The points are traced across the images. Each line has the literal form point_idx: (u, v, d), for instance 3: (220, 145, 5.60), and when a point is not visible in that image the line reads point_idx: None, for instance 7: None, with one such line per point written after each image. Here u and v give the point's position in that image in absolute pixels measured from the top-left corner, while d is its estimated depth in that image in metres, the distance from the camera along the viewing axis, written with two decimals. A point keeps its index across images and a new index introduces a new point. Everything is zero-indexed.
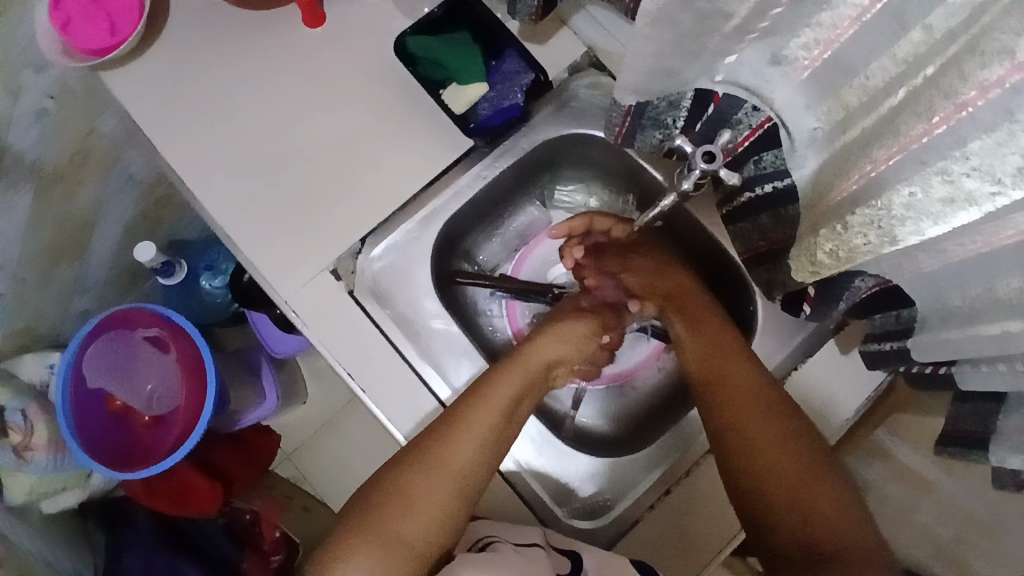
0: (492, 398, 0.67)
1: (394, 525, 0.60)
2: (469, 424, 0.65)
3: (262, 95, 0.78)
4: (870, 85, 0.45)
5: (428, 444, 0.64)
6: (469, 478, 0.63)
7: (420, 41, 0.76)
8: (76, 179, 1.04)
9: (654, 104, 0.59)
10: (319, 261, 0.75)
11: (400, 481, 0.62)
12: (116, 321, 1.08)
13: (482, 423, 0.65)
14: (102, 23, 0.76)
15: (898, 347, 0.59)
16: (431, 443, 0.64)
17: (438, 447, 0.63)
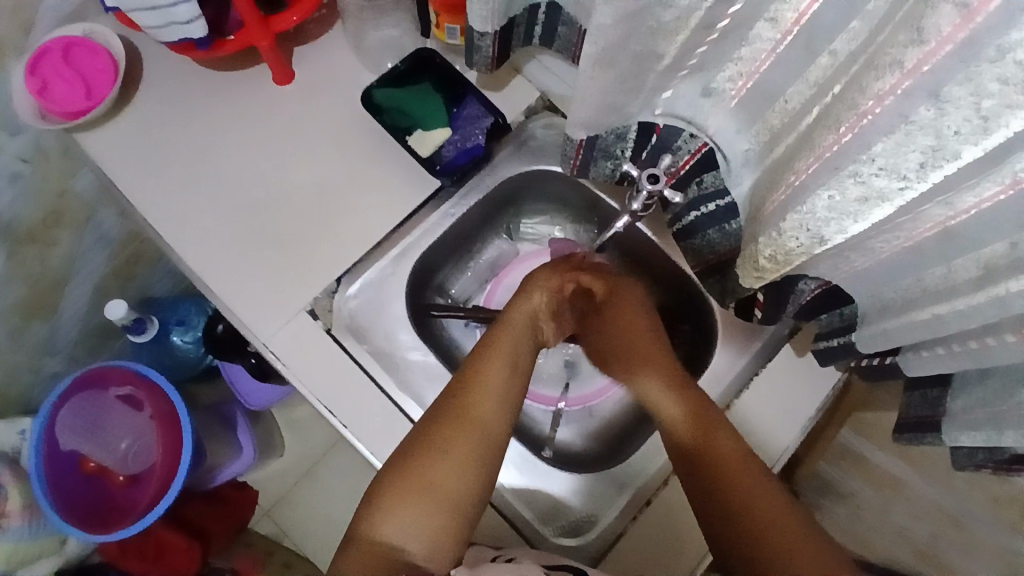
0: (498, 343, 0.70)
1: (434, 468, 0.61)
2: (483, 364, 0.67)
3: (236, 150, 0.82)
4: (789, 108, 0.52)
5: (453, 386, 0.67)
6: (493, 427, 0.64)
7: (386, 91, 0.81)
8: (48, 239, 1.06)
9: (604, 138, 0.64)
10: (296, 302, 0.77)
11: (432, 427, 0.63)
12: (88, 381, 1.08)
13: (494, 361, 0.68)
14: (79, 86, 0.80)
15: (843, 342, 0.65)
16: (451, 390, 0.66)
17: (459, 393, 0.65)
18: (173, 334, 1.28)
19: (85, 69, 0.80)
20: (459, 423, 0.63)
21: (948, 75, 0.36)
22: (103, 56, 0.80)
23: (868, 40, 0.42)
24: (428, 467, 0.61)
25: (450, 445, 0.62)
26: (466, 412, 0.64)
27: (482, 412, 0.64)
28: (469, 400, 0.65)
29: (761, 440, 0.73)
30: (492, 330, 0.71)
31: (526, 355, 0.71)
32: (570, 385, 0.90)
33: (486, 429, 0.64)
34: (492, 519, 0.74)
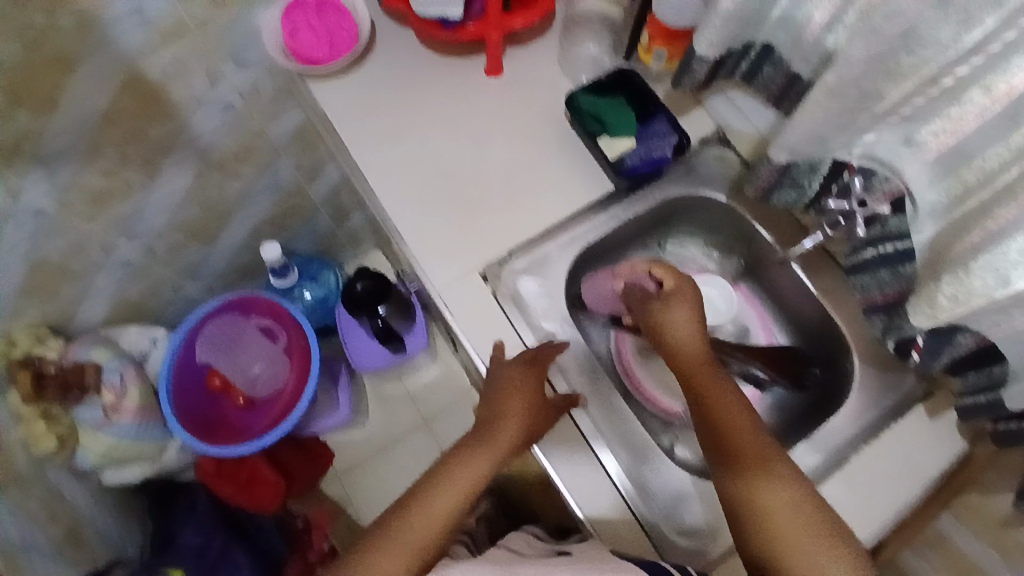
0: (454, 465, 0.71)
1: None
2: (428, 488, 0.70)
3: (442, 122, 0.93)
4: (987, 166, 0.57)
5: (386, 521, 0.68)
6: (426, 533, 0.66)
7: (587, 98, 0.89)
8: (231, 171, 1.18)
9: (798, 165, 0.71)
10: (471, 262, 0.86)
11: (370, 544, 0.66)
12: (234, 305, 1.18)
13: (442, 486, 0.70)
14: (322, 38, 0.91)
15: (992, 398, 0.68)
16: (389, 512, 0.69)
17: (401, 514, 0.68)
18: (303, 289, 1.39)
19: (330, 25, 0.92)
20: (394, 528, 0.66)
21: None
22: (348, 19, 0.92)
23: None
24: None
25: (382, 550, 0.65)
26: (395, 529, 0.66)
27: (396, 555, 0.65)
28: (407, 516, 0.67)
29: (880, 488, 0.75)
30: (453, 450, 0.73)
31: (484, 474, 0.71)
32: None
33: (418, 540, 0.66)
34: (607, 494, 0.78)
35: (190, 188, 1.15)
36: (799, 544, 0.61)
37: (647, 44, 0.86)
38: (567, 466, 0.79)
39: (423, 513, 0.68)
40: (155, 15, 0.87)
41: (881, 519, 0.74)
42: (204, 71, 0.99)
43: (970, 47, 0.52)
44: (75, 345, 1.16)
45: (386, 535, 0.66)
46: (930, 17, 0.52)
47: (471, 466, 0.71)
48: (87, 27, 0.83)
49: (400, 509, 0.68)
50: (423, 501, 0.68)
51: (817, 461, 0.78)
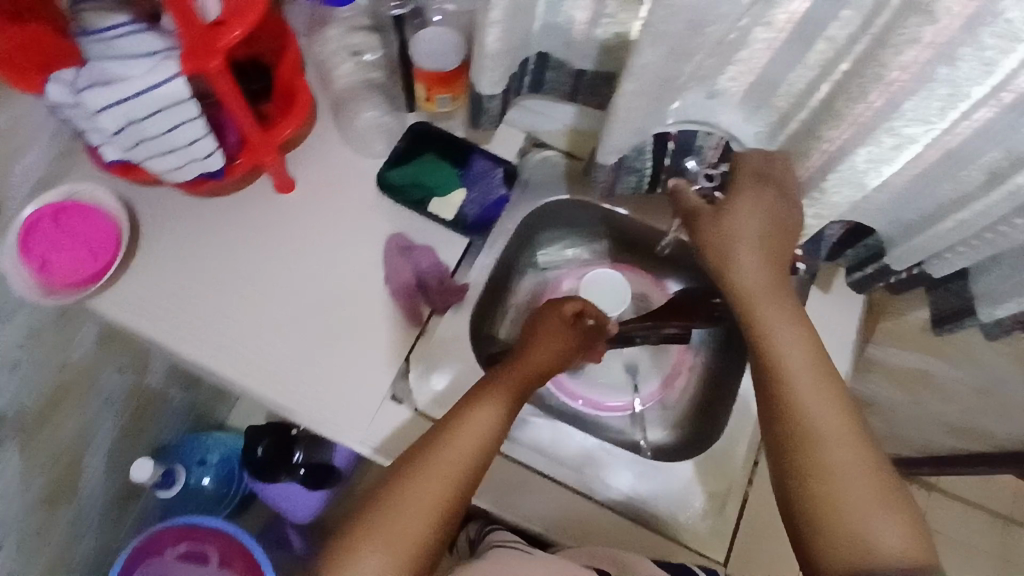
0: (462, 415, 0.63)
1: (380, 528, 0.56)
2: (436, 455, 0.60)
3: (264, 266, 0.83)
4: (795, 89, 0.61)
5: (402, 473, 0.59)
6: (442, 503, 0.58)
7: (400, 171, 0.85)
8: (57, 420, 0.98)
9: (629, 156, 0.71)
10: (376, 395, 0.79)
11: (382, 503, 0.57)
12: (142, 552, 1.02)
13: (450, 453, 0.60)
14: (84, 252, 0.77)
15: (876, 268, 0.75)
16: (398, 470, 0.60)
17: (409, 476, 0.59)
18: (200, 477, 1.23)
19: (85, 233, 0.78)
20: (409, 489, 0.58)
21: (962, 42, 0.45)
22: (95, 214, 0.79)
23: (864, 23, 0.52)
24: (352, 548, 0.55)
25: (400, 499, 0.57)
26: (410, 494, 0.57)
27: (410, 523, 0.56)
28: (418, 476, 0.58)
29: None
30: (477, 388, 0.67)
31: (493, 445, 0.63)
32: (638, 386, 0.92)
33: (433, 511, 0.57)
34: (603, 517, 0.77)
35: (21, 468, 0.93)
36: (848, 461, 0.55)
37: (426, 96, 0.80)
38: (560, 516, 0.77)
39: (433, 483, 0.58)
40: None
41: None
42: None
43: (753, 1, 0.52)
44: None
45: (398, 493, 0.58)
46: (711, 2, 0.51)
47: (479, 417, 0.63)
48: None
49: (411, 472, 0.59)
50: (431, 473, 0.59)
51: None
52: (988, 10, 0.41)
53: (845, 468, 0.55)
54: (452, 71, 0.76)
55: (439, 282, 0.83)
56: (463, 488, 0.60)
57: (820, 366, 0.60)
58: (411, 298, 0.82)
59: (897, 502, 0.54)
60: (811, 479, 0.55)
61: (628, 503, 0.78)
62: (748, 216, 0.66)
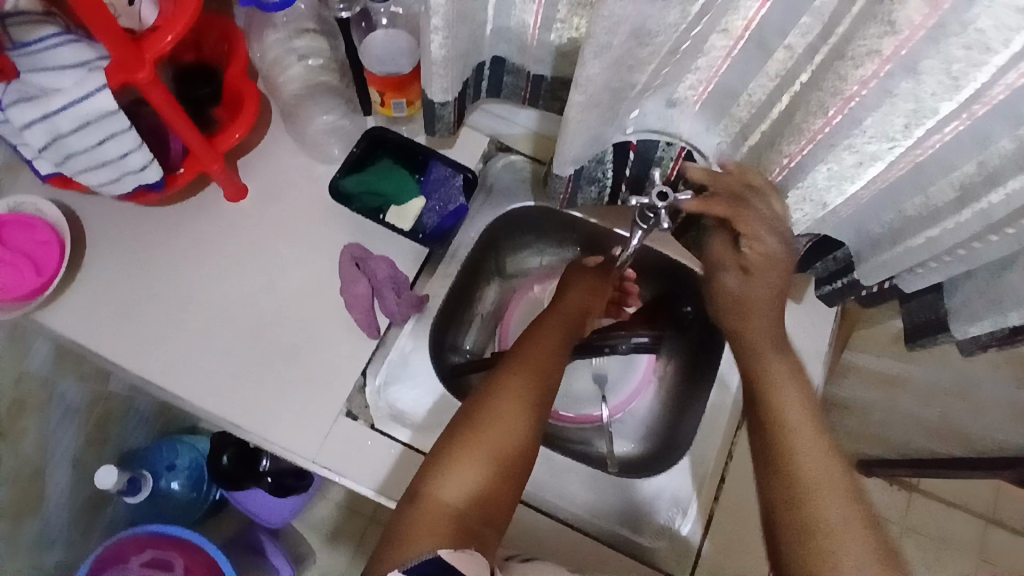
0: (530, 351, 0.65)
1: (484, 435, 0.57)
2: (516, 378, 0.62)
3: (214, 278, 0.80)
4: (755, 99, 0.58)
5: (482, 394, 0.61)
6: (528, 426, 0.59)
7: (354, 178, 0.82)
8: (13, 433, 0.95)
9: (587, 167, 0.68)
10: (330, 411, 0.77)
11: (479, 415, 0.59)
12: (107, 560, 1.00)
13: (527, 381, 0.62)
14: (26, 267, 0.74)
15: (847, 281, 0.73)
16: (475, 398, 0.61)
17: (492, 399, 0.60)
18: (169, 481, 1.22)
19: (25, 246, 0.74)
20: (489, 411, 0.59)
21: (924, 53, 0.40)
22: (36, 225, 0.75)
23: (823, 31, 0.48)
24: (467, 447, 0.57)
25: (494, 418, 0.58)
26: (499, 412, 0.59)
27: (502, 434, 0.58)
28: (503, 396, 0.60)
29: None
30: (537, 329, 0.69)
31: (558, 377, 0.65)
32: (607, 396, 0.88)
33: (518, 430, 0.59)
34: (559, 534, 0.75)
35: None
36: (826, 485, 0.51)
37: (381, 100, 0.77)
38: (516, 533, 0.75)
39: (519, 408, 0.60)
40: None
41: None
42: None
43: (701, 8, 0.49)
44: None
45: (486, 408, 0.59)
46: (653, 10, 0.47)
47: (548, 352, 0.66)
48: None
49: (490, 394, 0.60)
50: (511, 399, 0.60)
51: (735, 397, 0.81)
52: (954, 20, 0.37)
53: (853, 530, 0.48)
54: (408, 74, 0.73)
55: (397, 293, 0.79)
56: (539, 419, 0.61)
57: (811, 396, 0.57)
58: (368, 310, 0.78)
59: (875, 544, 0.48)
60: (793, 504, 0.50)
61: (586, 520, 0.77)
62: (765, 237, 0.58)
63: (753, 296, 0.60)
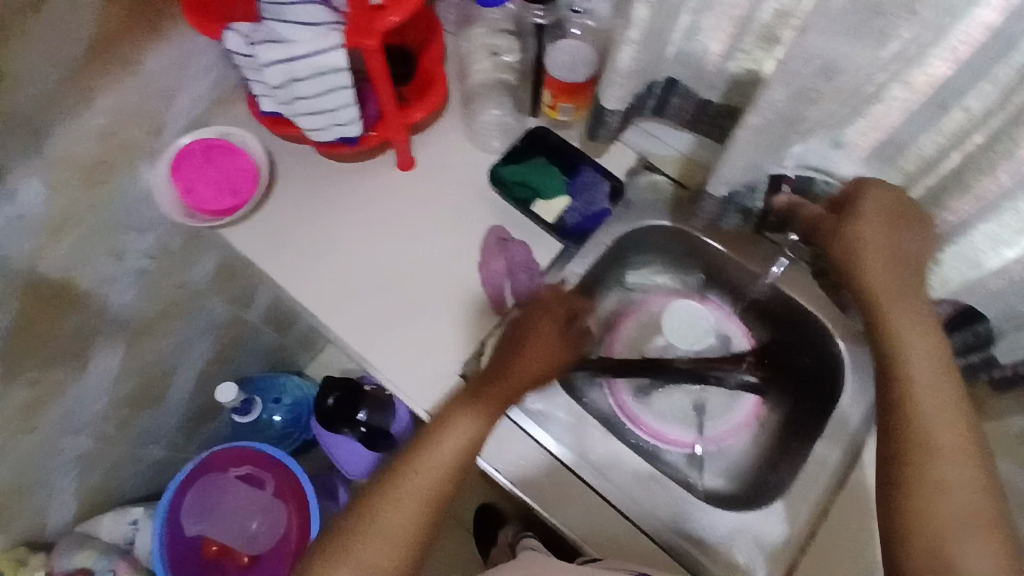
0: (473, 394, 0.73)
1: (404, 489, 0.68)
2: (440, 429, 0.71)
3: (373, 231, 0.89)
4: (925, 154, 0.61)
5: (408, 446, 0.72)
6: (447, 466, 0.70)
7: (510, 169, 0.89)
8: (163, 330, 1.09)
9: (738, 193, 0.72)
10: (446, 370, 0.83)
11: (403, 471, 0.69)
12: (207, 466, 1.12)
13: (451, 430, 0.71)
14: (224, 188, 0.86)
15: (984, 357, 0.72)
16: (402, 452, 0.72)
17: (416, 450, 0.71)
18: (271, 413, 1.31)
19: (227, 169, 0.87)
20: (419, 454, 0.70)
21: None
22: (241, 156, 0.88)
23: (1006, 97, 0.51)
24: (394, 490, 0.69)
25: (413, 470, 0.69)
26: (412, 471, 0.69)
27: (416, 487, 0.69)
28: (415, 458, 0.70)
29: None
30: (509, 355, 0.75)
31: (485, 434, 0.72)
32: (705, 425, 0.88)
33: (435, 472, 0.69)
34: (630, 536, 0.77)
35: (125, 361, 1.05)
36: (958, 429, 0.59)
37: (551, 103, 0.85)
38: (595, 526, 0.77)
39: (443, 453, 0.70)
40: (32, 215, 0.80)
41: None
42: (106, 251, 0.92)
43: (892, 57, 0.52)
44: (57, 554, 1.08)
45: (410, 456, 0.70)
46: (847, 48, 0.50)
47: (488, 403, 0.72)
48: None
49: (426, 439, 0.71)
50: (440, 444, 0.70)
51: (839, 454, 0.79)
52: None
53: (958, 477, 0.57)
54: (580, 83, 0.80)
55: (529, 276, 0.86)
56: (469, 454, 0.71)
57: (938, 357, 0.62)
58: (497, 288, 0.85)
59: (989, 510, 0.56)
60: (916, 481, 0.58)
61: (661, 533, 0.77)
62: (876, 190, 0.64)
63: (882, 233, 0.63)
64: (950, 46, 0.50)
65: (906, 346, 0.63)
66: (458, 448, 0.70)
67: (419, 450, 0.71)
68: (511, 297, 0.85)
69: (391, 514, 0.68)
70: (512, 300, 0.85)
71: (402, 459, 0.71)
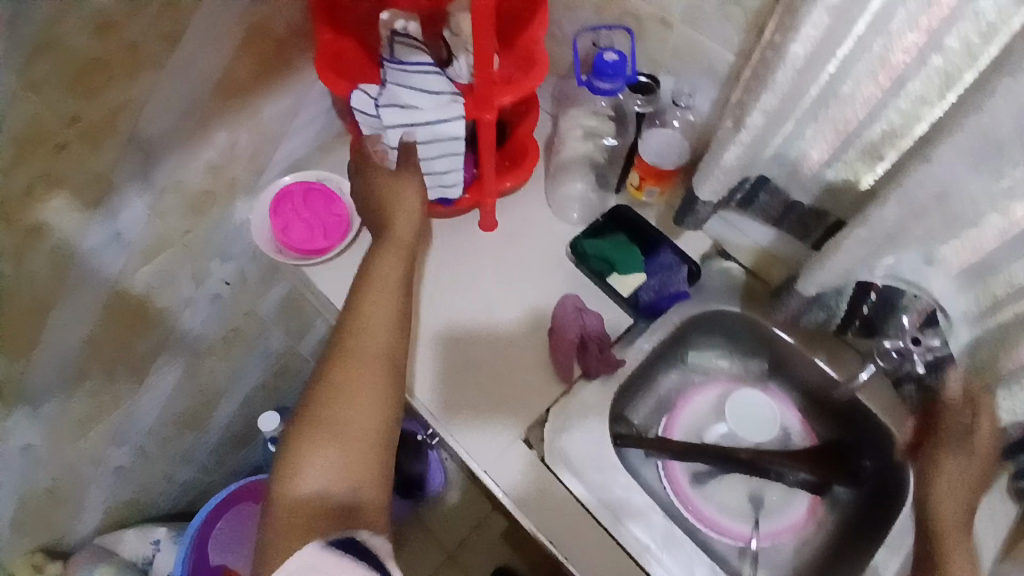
0: (373, 277, 0.68)
1: (336, 394, 0.60)
2: (359, 317, 0.65)
3: (450, 287, 0.91)
4: (1015, 280, 0.60)
5: (331, 348, 0.64)
6: (390, 350, 0.64)
7: (592, 242, 0.92)
8: (223, 354, 1.11)
9: (824, 294, 0.77)
10: (509, 432, 0.84)
11: (327, 378, 0.61)
12: (243, 493, 1.11)
13: (370, 310, 0.65)
14: (318, 230, 0.90)
15: None
16: (325, 354, 0.64)
17: (338, 347, 0.63)
18: None
19: (321, 214, 0.91)
20: (343, 350, 0.63)
21: None
22: (337, 202, 0.92)
23: None
24: (329, 398, 0.60)
25: (343, 372, 0.62)
26: (349, 364, 0.62)
27: (347, 378, 0.61)
28: (348, 348, 0.63)
29: None
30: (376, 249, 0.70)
31: (405, 293, 0.68)
32: (760, 520, 0.88)
33: (375, 356, 0.63)
34: None
35: (183, 381, 1.07)
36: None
37: (637, 184, 0.88)
38: None
39: (371, 338, 0.64)
40: (134, 234, 0.84)
41: None
42: (190, 273, 0.95)
43: (1004, 189, 0.54)
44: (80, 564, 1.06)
45: (337, 355, 0.63)
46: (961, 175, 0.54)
47: (383, 279, 0.68)
48: (61, 267, 0.78)
49: (342, 330, 0.64)
50: (365, 328, 0.64)
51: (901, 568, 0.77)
52: None
53: None
54: (669, 170, 0.84)
55: (600, 350, 0.85)
56: (403, 331, 0.66)
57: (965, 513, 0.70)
58: (568, 357, 0.85)
59: None
60: None
61: None
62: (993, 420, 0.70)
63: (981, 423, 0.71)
64: None
65: (940, 489, 0.71)
66: (391, 312, 0.66)
67: (347, 326, 0.64)
68: (577, 368, 0.86)
69: (340, 413, 0.60)
70: (577, 372, 0.86)
71: (328, 362, 0.63)
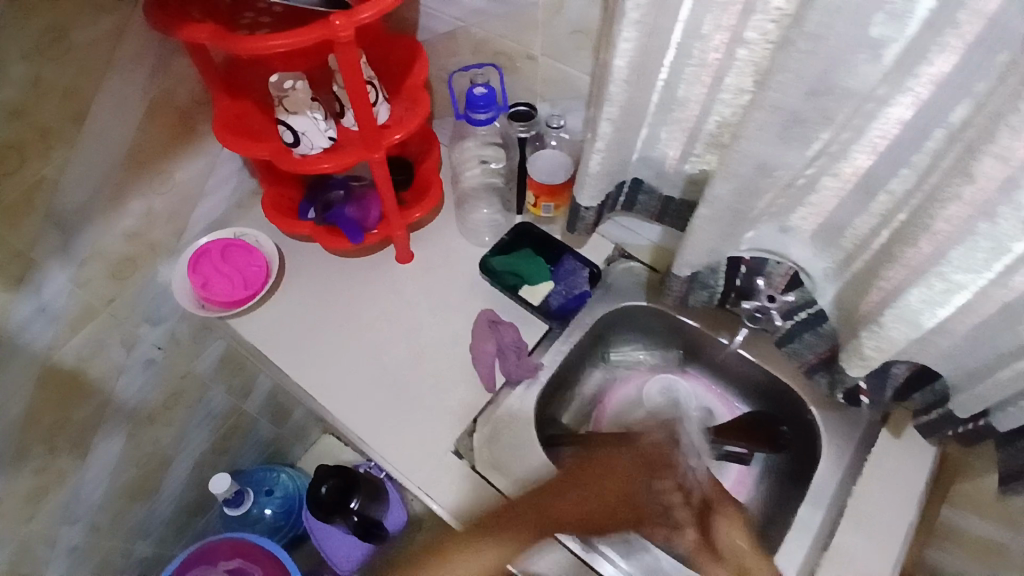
0: (526, 514, 0.72)
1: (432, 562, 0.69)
2: (524, 513, 0.72)
3: (374, 320, 0.96)
4: (860, 233, 0.69)
5: (478, 525, 0.73)
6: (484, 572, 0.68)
7: (500, 258, 0.98)
8: (165, 420, 1.12)
9: (702, 272, 0.80)
10: (439, 446, 0.86)
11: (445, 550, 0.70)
12: (197, 558, 1.10)
13: (526, 521, 0.72)
14: (237, 281, 0.94)
15: (943, 412, 0.78)
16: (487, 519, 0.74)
17: (469, 537, 0.71)
18: (263, 506, 1.32)
19: (240, 267, 0.95)
20: (445, 556, 0.69)
21: (1000, 202, 0.50)
22: (255, 253, 0.97)
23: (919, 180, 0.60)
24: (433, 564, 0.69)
25: (457, 556, 0.69)
26: (458, 555, 0.69)
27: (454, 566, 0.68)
28: (472, 539, 0.71)
29: (886, 516, 0.81)
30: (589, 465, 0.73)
31: (566, 511, 0.71)
32: None
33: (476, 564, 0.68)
34: None
35: (125, 451, 1.07)
36: None
37: (534, 202, 0.95)
38: None
39: (488, 551, 0.69)
40: (57, 306, 0.86)
41: (898, 545, 0.79)
42: (119, 340, 0.97)
43: (820, 153, 0.62)
44: None
45: (473, 534, 0.71)
46: (777, 150, 0.60)
47: (540, 510, 0.72)
48: None
49: (481, 529, 0.72)
50: (509, 528, 0.71)
51: (821, 517, 0.82)
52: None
53: None
54: (561, 183, 0.91)
55: (518, 356, 0.91)
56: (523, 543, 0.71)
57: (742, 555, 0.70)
58: (490, 366, 0.90)
59: None
60: None
61: None
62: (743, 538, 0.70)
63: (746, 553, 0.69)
64: (869, 140, 0.61)
65: None
66: (498, 560, 0.69)
67: (475, 532, 0.71)
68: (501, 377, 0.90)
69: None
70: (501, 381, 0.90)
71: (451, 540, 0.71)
